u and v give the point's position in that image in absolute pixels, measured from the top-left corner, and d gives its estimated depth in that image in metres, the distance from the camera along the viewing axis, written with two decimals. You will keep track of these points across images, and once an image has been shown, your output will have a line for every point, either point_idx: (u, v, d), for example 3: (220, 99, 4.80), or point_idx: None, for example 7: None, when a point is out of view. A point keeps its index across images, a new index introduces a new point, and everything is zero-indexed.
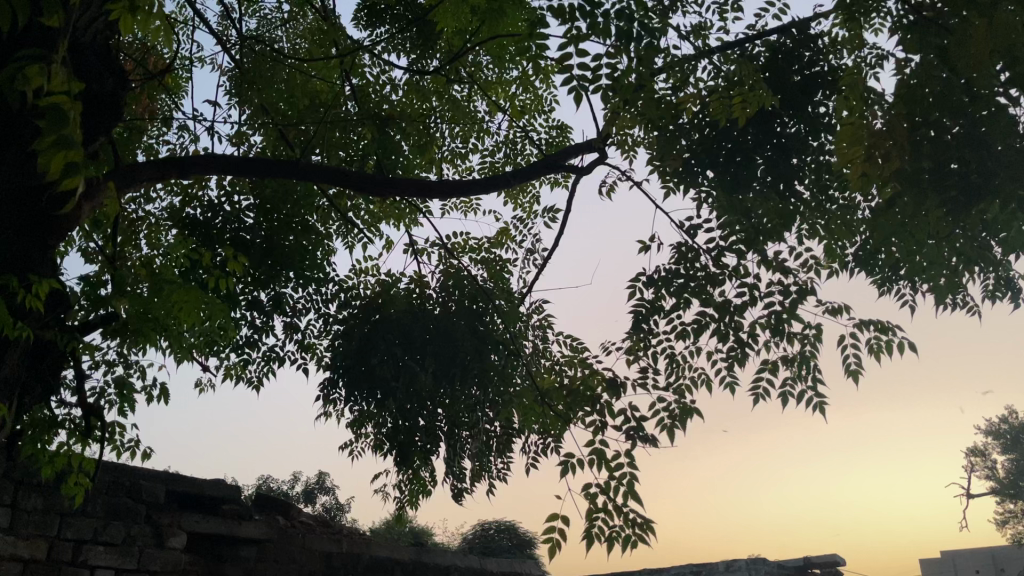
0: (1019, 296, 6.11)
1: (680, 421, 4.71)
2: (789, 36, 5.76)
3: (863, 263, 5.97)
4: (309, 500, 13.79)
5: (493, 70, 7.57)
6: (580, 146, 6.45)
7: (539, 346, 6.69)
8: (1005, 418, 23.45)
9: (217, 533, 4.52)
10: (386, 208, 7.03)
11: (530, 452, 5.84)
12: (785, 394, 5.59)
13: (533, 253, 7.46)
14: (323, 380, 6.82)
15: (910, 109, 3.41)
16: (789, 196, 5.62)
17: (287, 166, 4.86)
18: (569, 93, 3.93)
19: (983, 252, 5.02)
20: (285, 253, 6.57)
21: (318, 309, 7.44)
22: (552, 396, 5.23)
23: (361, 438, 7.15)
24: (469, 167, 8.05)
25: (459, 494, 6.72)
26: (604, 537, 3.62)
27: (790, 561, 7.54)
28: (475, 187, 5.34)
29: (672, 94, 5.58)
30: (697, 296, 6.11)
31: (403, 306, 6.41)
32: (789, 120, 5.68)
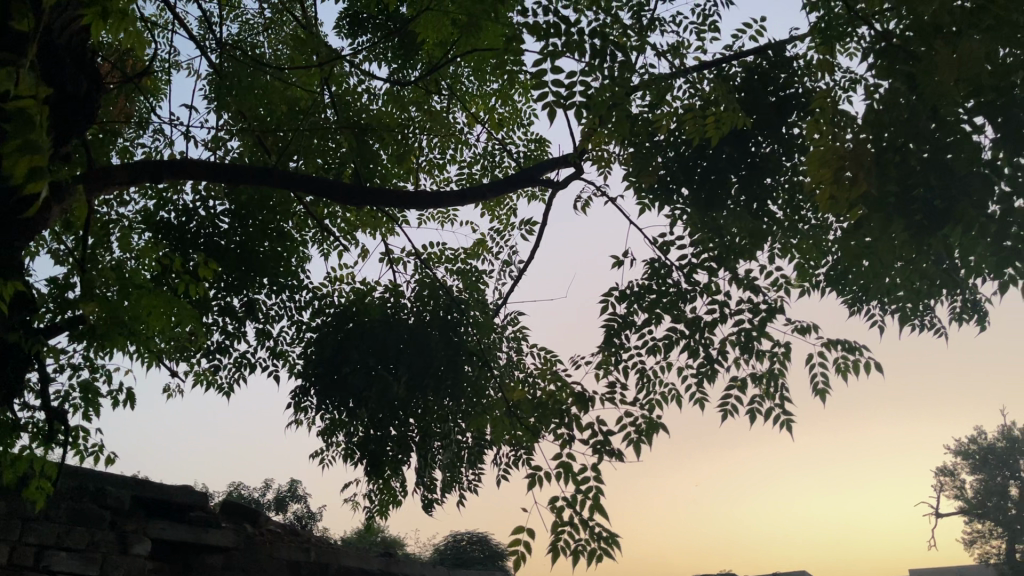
0: (985, 319, 6.24)
1: (647, 436, 4.77)
2: (765, 58, 5.84)
3: (833, 283, 6.08)
4: (281, 508, 13.71)
5: (474, 82, 7.62)
6: (557, 161, 6.52)
7: (513, 357, 6.74)
8: (974, 439, 23.77)
9: (183, 540, 4.49)
10: (363, 216, 7.06)
11: (502, 464, 5.89)
12: (752, 411, 5.69)
13: (509, 265, 7.51)
14: (295, 388, 6.77)
15: (877, 133, 3.48)
16: (762, 216, 5.70)
17: (264, 174, 4.86)
18: (544, 109, 3.98)
19: (948, 275, 5.14)
20: (260, 260, 6.57)
21: (291, 316, 7.44)
22: (524, 409, 5.26)
23: (332, 448, 7.14)
24: (447, 178, 8.10)
25: (429, 505, 6.73)
26: (570, 550, 3.66)
27: None
28: (452, 198, 5.38)
29: (648, 112, 5.65)
30: (669, 312, 6.17)
31: (377, 315, 6.42)
32: (764, 140, 5.74)
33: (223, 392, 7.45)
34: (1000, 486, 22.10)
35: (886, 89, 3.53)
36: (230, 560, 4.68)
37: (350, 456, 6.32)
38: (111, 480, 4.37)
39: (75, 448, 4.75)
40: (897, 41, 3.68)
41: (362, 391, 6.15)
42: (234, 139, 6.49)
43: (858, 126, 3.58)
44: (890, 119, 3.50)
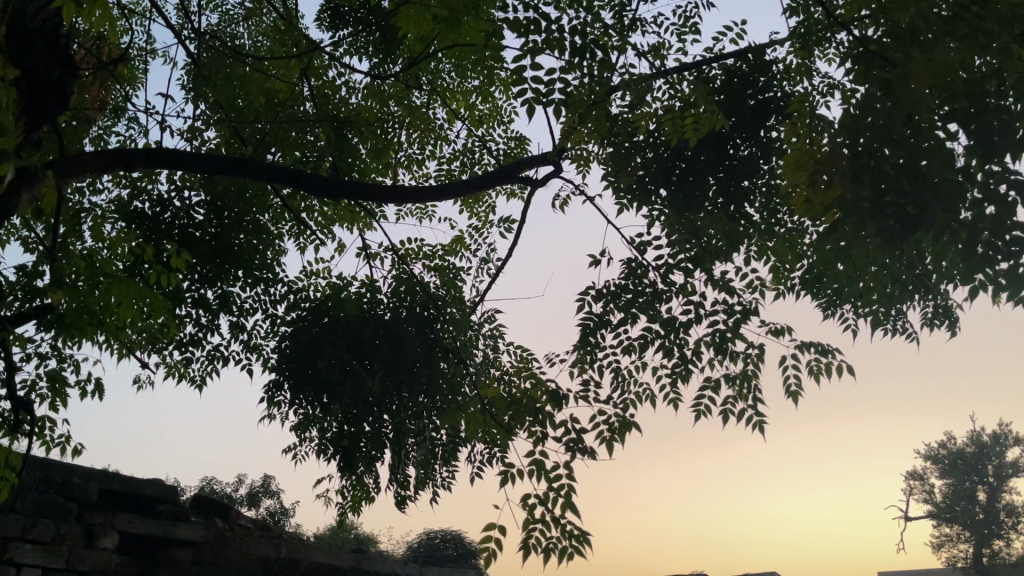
0: (956, 324, 6.31)
1: (619, 435, 4.78)
2: (745, 61, 5.85)
3: (808, 286, 6.11)
4: (253, 503, 13.60)
5: (455, 78, 7.59)
6: (536, 158, 6.51)
7: (489, 355, 6.72)
8: (944, 444, 24.09)
9: (151, 535, 4.44)
10: (341, 211, 7.01)
11: (476, 461, 5.88)
12: (726, 412, 5.72)
13: (487, 263, 7.50)
14: (268, 382, 6.72)
15: (853, 137, 3.50)
16: (739, 218, 5.73)
17: (240, 165, 4.81)
18: (522, 105, 3.97)
19: (922, 279, 5.18)
20: (235, 252, 6.51)
21: (266, 310, 7.38)
22: (498, 407, 5.25)
23: (305, 443, 7.09)
24: (425, 174, 8.07)
25: (402, 501, 6.70)
26: (541, 548, 3.65)
27: None
28: (430, 194, 5.35)
29: (628, 112, 5.66)
30: (645, 312, 6.18)
31: (353, 310, 6.37)
32: (742, 143, 5.74)
33: (195, 384, 7.38)
34: (968, 490, 22.44)
35: (863, 93, 3.54)
36: (200, 555, 4.60)
37: (323, 451, 6.27)
38: (78, 472, 4.31)
39: (41, 439, 4.68)
40: (875, 46, 3.70)
41: (336, 387, 6.10)
42: (211, 129, 6.42)
43: (835, 131, 3.59)
44: (865, 124, 3.52)
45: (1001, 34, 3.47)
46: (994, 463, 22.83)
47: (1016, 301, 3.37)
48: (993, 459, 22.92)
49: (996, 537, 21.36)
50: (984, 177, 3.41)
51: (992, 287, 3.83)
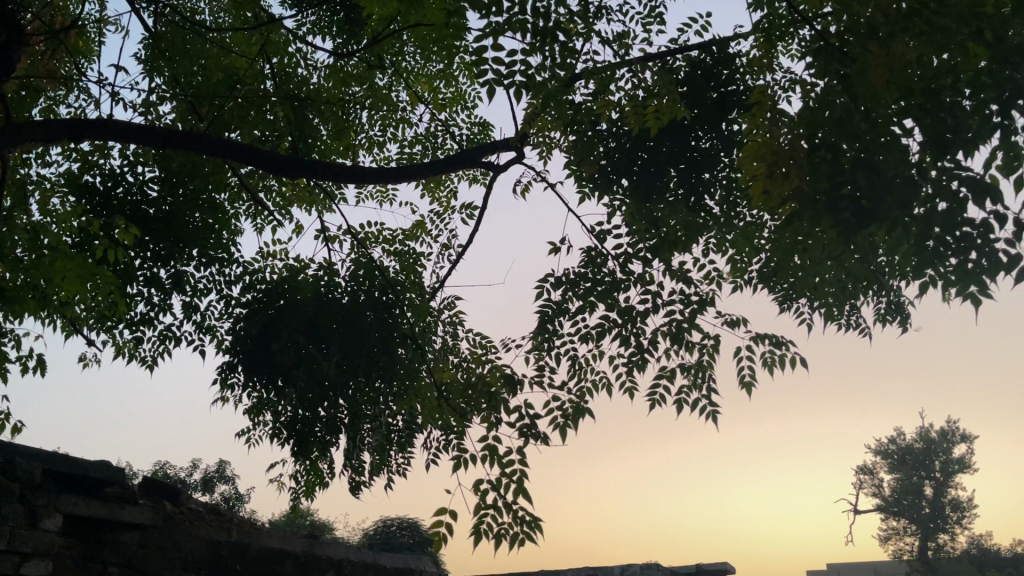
0: (907, 320, 6.40)
1: (573, 422, 4.77)
2: (709, 54, 5.82)
3: (764, 280, 6.15)
4: (208, 488, 13.44)
5: (418, 61, 7.50)
6: (498, 144, 6.46)
7: (448, 341, 6.68)
8: (894, 439, 24.70)
9: (98, 518, 3.82)
10: (299, 192, 6.88)
11: (431, 447, 5.84)
12: (680, 402, 5.75)
13: (447, 248, 7.44)
14: (222, 364, 6.59)
15: (811, 131, 3.52)
16: (699, 210, 5.74)
17: (192, 139, 4.67)
18: (483, 87, 3.91)
19: (874, 275, 5.24)
20: (190, 231, 6.36)
21: (220, 290, 7.24)
22: (454, 394, 5.19)
23: (258, 426, 6.99)
24: (387, 157, 7.97)
25: (356, 487, 6.63)
26: (492, 534, 3.62)
27: (682, 568, 7.80)
28: (391, 176, 5.26)
29: (591, 101, 5.62)
30: (603, 300, 6.18)
31: (310, 293, 6.26)
32: (704, 134, 5.73)
33: (146, 365, 7.22)
34: (915, 484, 23.11)
35: (822, 87, 3.54)
36: (148, 538, 4.03)
37: (277, 435, 6.16)
38: None
39: None
40: (835, 41, 3.70)
41: (292, 369, 5.99)
42: (166, 104, 6.25)
43: (794, 123, 3.59)
44: (822, 119, 3.52)
45: (958, 31, 3.46)
46: (941, 459, 23.52)
47: (964, 297, 3.40)
48: (940, 454, 23.62)
49: (940, 530, 22.07)
50: (937, 173, 3.42)
51: (941, 283, 3.86)
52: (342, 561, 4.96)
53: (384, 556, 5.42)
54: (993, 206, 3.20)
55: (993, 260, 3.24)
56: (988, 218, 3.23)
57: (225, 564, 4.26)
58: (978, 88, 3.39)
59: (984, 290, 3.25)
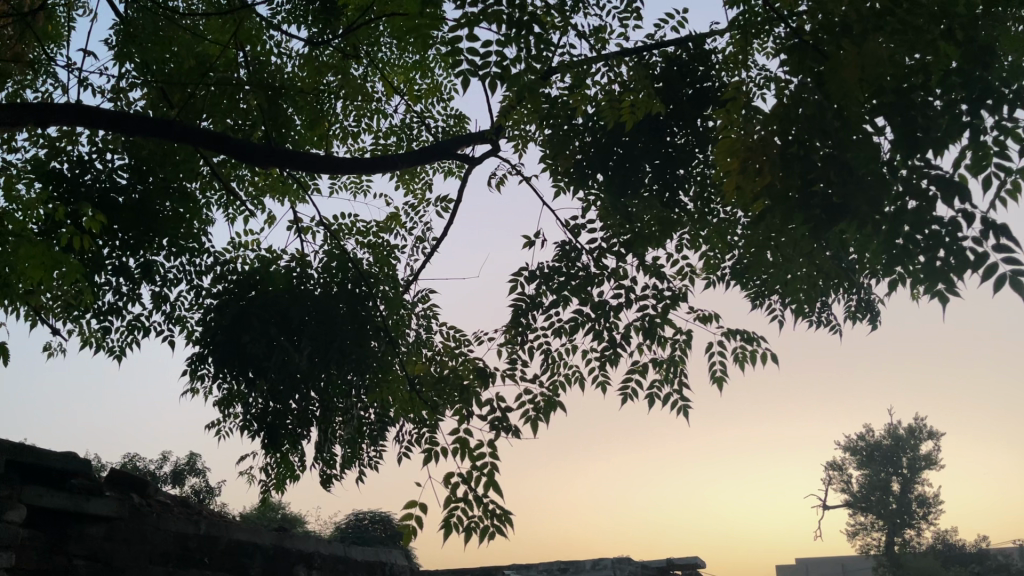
0: (877, 318, 6.47)
1: (544, 415, 4.77)
2: (685, 50, 5.81)
3: (737, 276, 6.17)
4: (178, 481, 13.32)
5: (395, 51, 7.44)
6: (473, 136, 6.42)
7: (422, 335, 6.66)
8: (863, 435, 25.09)
9: (62, 510, 3.73)
10: (272, 182, 6.80)
11: (403, 440, 5.81)
12: (651, 397, 5.77)
13: (421, 241, 7.40)
14: (192, 355, 6.50)
15: (784, 128, 3.52)
16: (673, 206, 5.75)
17: (163, 127, 4.59)
18: (458, 78, 3.87)
19: (845, 273, 5.28)
20: (160, 220, 6.25)
21: (191, 281, 7.15)
22: (425, 387, 5.17)
23: (229, 419, 6.92)
24: (361, 148, 7.90)
25: (327, 480, 6.59)
26: (462, 527, 3.61)
27: (652, 563, 7.87)
28: (365, 167, 5.21)
29: (567, 94, 5.60)
30: (577, 295, 6.18)
31: (282, 284, 6.17)
32: (679, 131, 5.74)
33: (114, 355, 7.11)
34: (883, 480, 23.57)
35: (795, 84, 3.54)
36: (114, 531, 3.93)
37: (247, 427, 6.10)
38: None
39: None
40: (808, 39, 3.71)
41: (262, 361, 5.93)
42: (136, 90, 6.14)
43: (768, 120, 3.58)
44: (796, 115, 3.52)
45: (929, 30, 3.46)
46: (909, 456, 24.02)
47: (931, 295, 3.44)
48: (907, 451, 24.14)
49: None
50: (907, 171, 3.43)
51: (911, 281, 3.89)
52: (311, 554, 4.92)
53: (355, 549, 5.40)
54: (962, 205, 3.23)
55: (961, 258, 3.27)
56: (956, 216, 3.26)
57: (193, 556, 4.20)
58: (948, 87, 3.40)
59: (951, 288, 3.28)
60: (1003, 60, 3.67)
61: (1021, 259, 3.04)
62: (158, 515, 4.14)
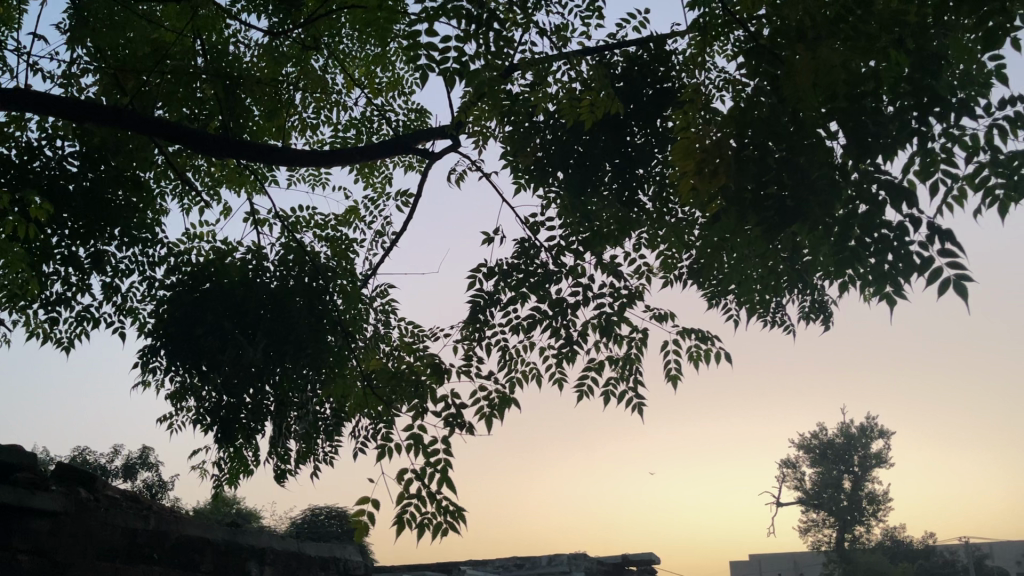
0: (830, 319, 6.59)
1: (499, 412, 4.78)
2: (646, 50, 5.85)
3: (694, 276, 6.24)
4: (130, 475, 13.08)
5: (355, 44, 7.37)
6: (433, 131, 6.40)
7: (379, 330, 6.61)
8: (814, 434, 25.58)
9: (5, 504, 3.57)
10: (229, 173, 6.69)
11: (359, 436, 5.77)
12: (607, 395, 5.83)
13: (381, 235, 7.35)
14: (143, 347, 6.39)
15: (740, 129, 3.57)
16: (632, 206, 5.78)
17: (117, 115, 4.49)
18: (417, 73, 3.85)
19: (798, 275, 5.37)
20: (111, 209, 6.12)
21: (143, 271, 7.01)
22: (381, 383, 5.14)
23: (181, 413, 6.81)
24: (320, 140, 7.82)
25: (281, 475, 6.52)
26: (415, 523, 3.60)
27: (609, 559, 7.93)
28: (321, 159, 5.13)
29: (528, 92, 5.59)
30: (535, 292, 6.20)
31: (237, 277, 6.07)
32: (638, 131, 5.77)
33: (63, 347, 6.96)
34: (835, 478, 24.15)
35: (751, 88, 3.58)
36: (60, 526, 3.80)
37: (199, 421, 6.02)
38: None
39: None
40: (766, 43, 3.75)
41: (215, 355, 5.84)
42: (89, 77, 6.00)
43: (725, 123, 3.62)
44: (751, 117, 3.56)
45: (884, 36, 3.45)
46: (860, 454, 24.57)
47: (880, 297, 3.51)
48: (858, 450, 24.67)
49: None
50: (859, 176, 3.50)
51: (862, 283, 3.97)
52: (263, 550, 4.86)
53: (309, 545, 5.35)
54: (909, 210, 3.31)
55: (908, 262, 3.34)
56: (905, 220, 3.33)
57: (141, 552, 4.12)
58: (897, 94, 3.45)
59: (899, 291, 3.36)
60: (953, 68, 3.75)
61: (965, 264, 3.12)
62: (106, 508, 4.05)
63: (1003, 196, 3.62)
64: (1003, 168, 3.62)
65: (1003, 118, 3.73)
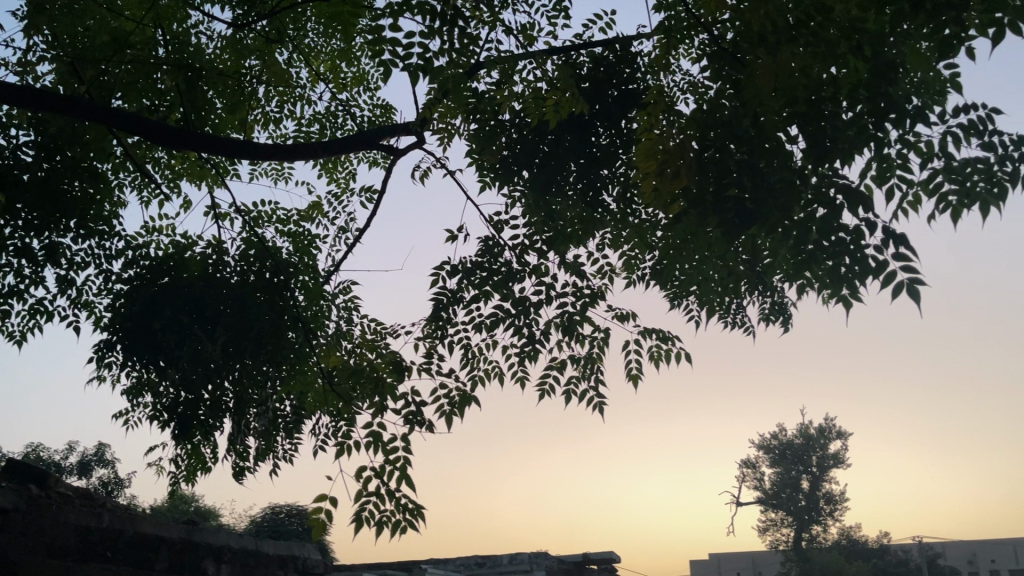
0: (789, 321, 6.68)
1: (460, 410, 4.78)
2: (612, 51, 5.88)
3: (656, 276, 6.29)
4: (86, 472, 12.84)
5: (319, 38, 7.31)
6: (398, 128, 6.37)
7: (341, 326, 6.57)
8: (773, 435, 25.95)
9: None
10: (190, 165, 6.60)
11: (319, 434, 5.72)
12: (568, 394, 5.85)
13: (344, 231, 7.29)
14: (98, 342, 6.27)
15: (703, 131, 3.60)
16: (596, 206, 5.81)
17: (73, 105, 4.40)
18: (381, 68, 3.84)
19: (758, 277, 5.44)
20: (68, 201, 6.01)
21: (100, 265, 6.89)
22: (341, 380, 5.10)
23: (137, 408, 6.71)
24: (284, 134, 7.73)
25: (240, 473, 6.45)
26: (374, 521, 3.59)
27: (570, 558, 7.97)
28: (285, 154, 5.08)
29: (494, 90, 5.59)
30: (498, 290, 6.20)
31: (196, 271, 5.98)
32: (603, 131, 5.80)
33: (14, 340, 6.80)
34: (793, 478, 24.54)
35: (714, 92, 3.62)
36: (9, 524, 3.72)
37: (156, 418, 5.93)
38: None
39: None
40: (729, 46, 3.79)
41: (173, 350, 5.75)
42: (45, 65, 5.87)
43: (688, 125, 3.66)
44: (713, 120, 3.60)
45: (843, 43, 3.51)
46: (818, 454, 24.96)
47: (837, 300, 3.57)
48: (816, 450, 25.07)
49: None
50: (817, 181, 3.56)
51: (821, 286, 4.03)
52: (220, 548, 4.80)
53: (266, 543, 5.30)
54: (865, 214, 3.37)
55: (863, 266, 3.41)
56: (861, 225, 3.40)
57: (94, 550, 4.05)
58: (855, 100, 3.51)
59: (855, 294, 3.42)
60: (910, 77, 3.83)
61: (917, 268, 3.19)
62: (58, 506, 3.98)
63: (956, 202, 3.70)
64: (956, 175, 3.71)
65: (957, 126, 3.81)
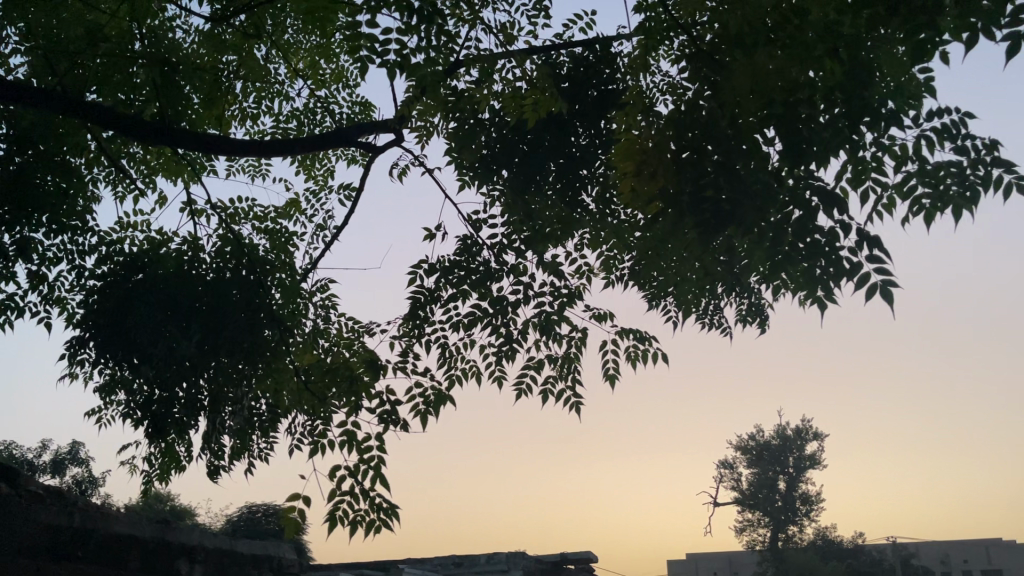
0: (766, 322, 6.72)
1: (435, 409, 4.76)
2: (591, 51, 5.88)
3: (634, 277, 6.30)
4: (59, 471, 12.67)
5: (298, 34, 7.25)
6: (376, 125, 6.33)
7: (318, 325, 6.52)
8: (749, 435, 26.13)
9: None
10: (165, 161, 6.52)
11: (294, 432, 5.68)
12: (545, 394, 5.86)
13: (321, 229, 7.24)
14: (70, 339, 6.18)
15: (681, 132, 3.60)
16: (575, 206, 5.81)
17: (46, 98, 4.33)
18: (359, 65, 3.80)
19: (735, 278, 5.46)
20: (41, 195, 5.84)
21: (72, 260, 6.79)
22: (317, 379, 5.07)
23: (110, 407, 6.62)
24: (261, 130, 7.66)
25: (214, 472, 6.38)
26: (348, 521, 3.56)
27: (547, 558, 7.96)
28: (263, 150, 5.03)
29: (473, 88, 5.56)
30: (476, 289, 6.19)
31: (170, 268, 5.90)
32: (582, 131, 5.81)
33: None
34: (769, 479, 24.73)
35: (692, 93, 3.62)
36: None
37: (129, 416, 5.85)
38: None
39: None
40: (707, 48, 3.80)
41: (146, 347, 5.68)
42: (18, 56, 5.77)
43: (666, 126, 3.66)
44: (691, 120, 3.60)
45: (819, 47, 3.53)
46: (794, 455, 25.15)
47: (812, 301, 3.59)
48: (792, 451, 25.27)
49: None
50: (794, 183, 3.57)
51: (796, 287, 4.05)
52: (193, 547, 4.75)
53: (241, 542, 5.25)
54: (840, 216, 3.39)
55: (838, 267, 3.43)
56: (836, 227, 3.42)
57: (65, 550, 3.98)
58: (831, 102, 3.53)
59: (830, 296, 3.44)
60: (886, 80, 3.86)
61: (891, 270, 3.22)
62: (28, 505, 3.91)
63: (929, 205, 3.74)
64: (930, 179, 3.74)
65: (931, 129, 3.85)
